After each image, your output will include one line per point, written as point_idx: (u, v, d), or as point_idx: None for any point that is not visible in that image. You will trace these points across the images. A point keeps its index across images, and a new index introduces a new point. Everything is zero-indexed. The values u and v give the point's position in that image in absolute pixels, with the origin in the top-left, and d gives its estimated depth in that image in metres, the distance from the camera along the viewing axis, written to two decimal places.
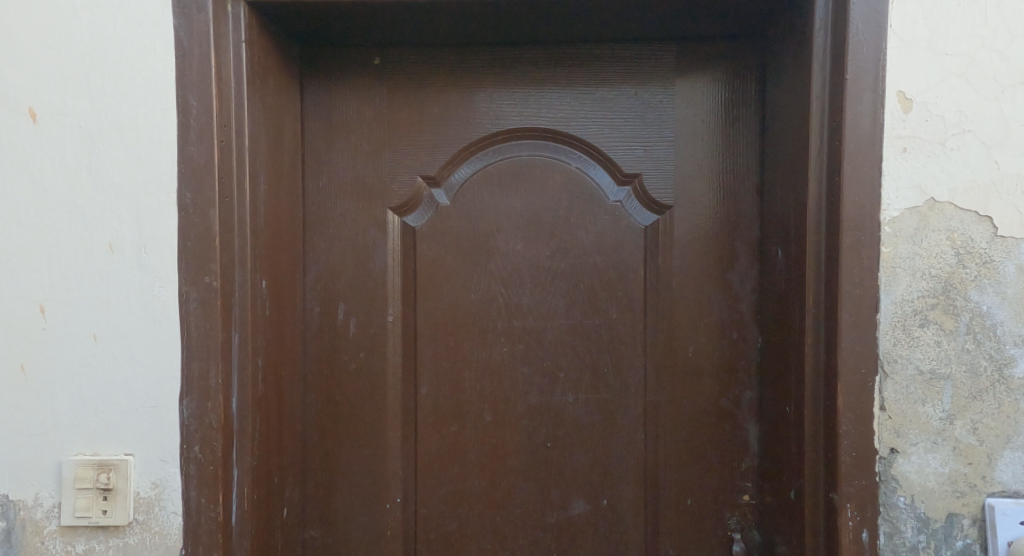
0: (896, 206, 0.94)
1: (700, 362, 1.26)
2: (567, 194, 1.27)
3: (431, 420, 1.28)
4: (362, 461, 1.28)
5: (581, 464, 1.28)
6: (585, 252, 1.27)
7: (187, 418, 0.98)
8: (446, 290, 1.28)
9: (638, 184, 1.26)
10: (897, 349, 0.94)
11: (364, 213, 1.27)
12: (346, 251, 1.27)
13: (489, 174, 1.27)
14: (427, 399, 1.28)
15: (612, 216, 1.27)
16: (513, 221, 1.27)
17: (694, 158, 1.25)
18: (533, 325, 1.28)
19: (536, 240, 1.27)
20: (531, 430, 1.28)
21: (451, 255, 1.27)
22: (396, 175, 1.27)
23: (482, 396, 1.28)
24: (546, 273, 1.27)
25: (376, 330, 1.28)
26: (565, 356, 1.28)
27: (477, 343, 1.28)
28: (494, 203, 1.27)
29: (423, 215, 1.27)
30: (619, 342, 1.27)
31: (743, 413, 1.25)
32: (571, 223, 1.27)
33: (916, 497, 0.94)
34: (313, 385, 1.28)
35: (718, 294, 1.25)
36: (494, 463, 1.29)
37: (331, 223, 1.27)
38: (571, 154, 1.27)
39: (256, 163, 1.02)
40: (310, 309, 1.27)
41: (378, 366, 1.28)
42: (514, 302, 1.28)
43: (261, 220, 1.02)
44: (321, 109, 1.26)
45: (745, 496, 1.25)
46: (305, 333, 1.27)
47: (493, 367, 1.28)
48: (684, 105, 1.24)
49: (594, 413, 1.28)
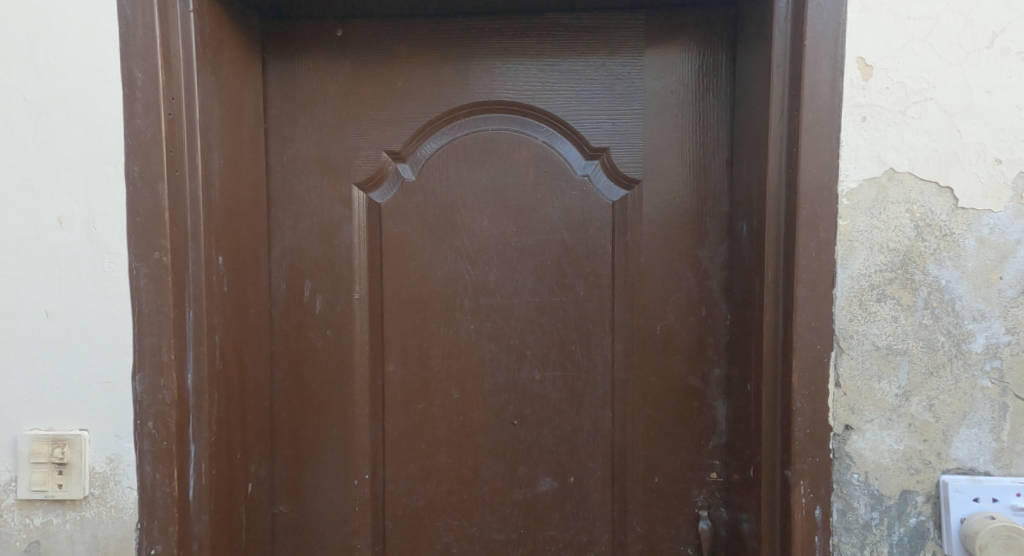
0: (855, 177, 0.92)
1: (669, 339, 1.25)
2: (534, 169, 1.25)
3: (398, 398, 1.29)
4: (330, 438, 1.29)
5: (548, 442, 1.28)
6: (553, 228, 1.26)
7: (141, 394, 0.98)
8: (412, 267, 1.27)
9: (606, 158, 1.24)
10: (853, 325, 0.92)
11: (330, 189, 1.26)
12: (311, 228, 1.26)
13: (455, 149, 1.26)
14: (395, 377, 1.28)
15: (580, 191, 1.25)
16: (479, 197, 1.26)
17: (662, 133, 1.22)
18: (500, 302, 1.27)
19: (503, 216, 1.26)
20: (499, 407, 1.28)
21: (417, 231, 1.27)
22: (360, 150, 1.25)
23: (449, 373, 1.28)
24: (512, 250, 1.26)
25: (343, 307, 1.27)
26: (532, 334, 1.27)
27: (443, 321, 1.28)
28: (460, 179, 1.26)
29: (389, 191, 1.27)
30: (586, 319, 1.27)
31: (712, 391, 1.24)
32: (538, 199, 1.26)
33: (870, 475, 0.93)
34: (281, 362, 1.27)
35: (687, 270, 1.24)
36: (462, 441, 1.29)
37: (297, 199, 1.26)
38: (539, 128, 1.25)
39: (207, 137, 1.01)
40: (277, 285, 1.27)
41: (345, 344, 1.28)
42: (481, 279, 1.27)
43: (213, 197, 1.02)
44: (283, 82, 1.24)
45: (712, 475, 1.25)
46: (272, 310, 1.27)
47: (459, 344, 1.28)
48: (652, 77, 1.22)
49: (562, 390, 1.28)
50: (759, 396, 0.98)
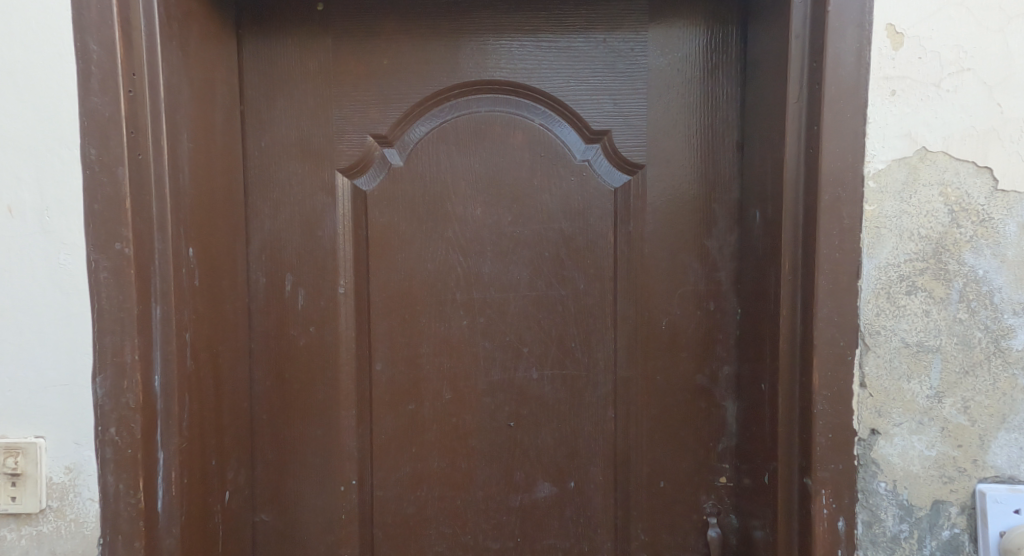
0: (882, 157, 0.84)
1: (676, 335, 1.17)
2: (529, 154, 1.17)
3: (387, 398, 1.21)
4: (315, 441, 1.21)
5: (546, 445, 1.21)
6: (550, 218, 1.18)
7: (102, 398, 0.90)
8: (400, 258, 1.19)
9: (607, 142, 1.16)
10: (880, 320, 0.84)
11: (312, 175, 1.17)
12: (292, 218, 1.18)
13: (446, 133, 1.17)
14: (383, 376, 1.21)
15: (579, 177, 1.17)
16: (472, 184, 1.18)
17: (667, 114, 1.14)
18: (493, 297, 1.19)
19: (497, 204, 1.18)
20: (494, 408, 1.21)
21: (405, 221, 1.19)
22: (344, 134, 1.17)
23: (440, 371, 1.21)
24: (507, 241, 1.18)
25: (326, 302, 1.19)
26: (529, 330, 1.19)
27: (434, 317, 1.20)
28: (451, 165, 1.18)
29: (376, 178, 1.18)
30: (586, 315, 1.19)
31: (720, 390, 1.17)
32: (535, 185, 1.17)
33: (899, 483, 0.85)
34: (261, 361, 1.19)
35: (694, 261, 1.16)
36: (454, 444, 1.21)
37: (276, 186, 1.17)
38: (535, 109, 1.17)
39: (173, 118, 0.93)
40: (255, 279, 1.18)
41: (329, 342, 1.20)
42: (475, 271, 1.19)
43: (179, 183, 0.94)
44: (260, 60, 1.15)
45: (722, 479, 1.18)
46: (251, 306, 1.19)
47: (451, 341, 1.20)
48: (657, 53, 1.13)
49: (560, 389, 1.20)
50: (774, 397, 0.90)
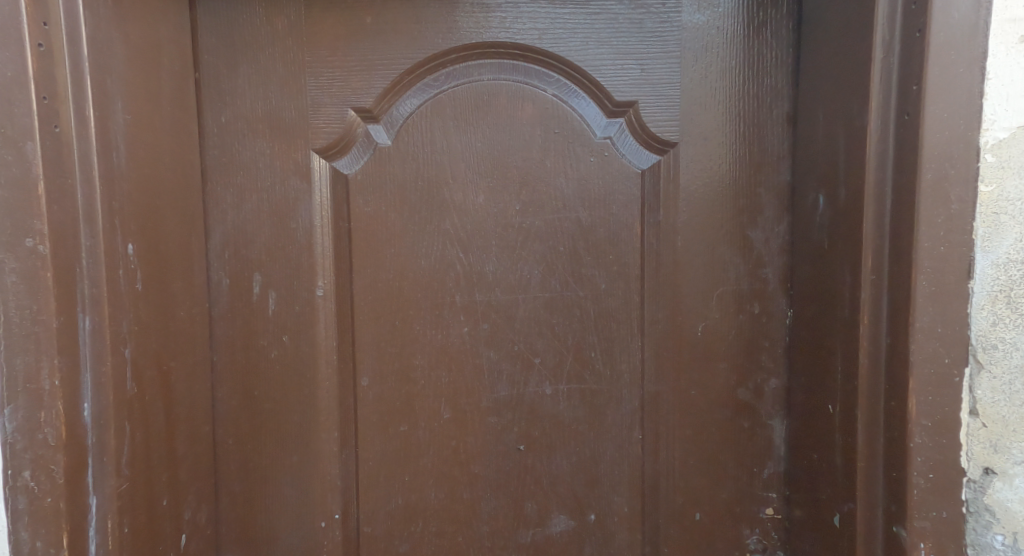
0: (1005, 123, 0.69)
1: (712, 345, 1.00)
2: (540, 130, 0.99)
3: (375, 418, 1.04)
4: (291, 470, 1.03)
5: (562, 472, 1.04)
6: (565, 206, 1.00)
7: (11, 435, 0.73)
8: (389, 254, 1.01)
9: (633, 115, 0.98)
10: (998, 331, 0.71)
11: (283, 157, 0.99)
12: (260, 207, 0.99)
13: (442, 106, 0.99)
14: (370, 393, 1.03)
15: (599, 157, 0.99)
16: (472, 166, 1.00)
17: (704, 82, 0.96)
18: (500, 299, 1.02)
19: (501, 191, 1.00)
20: (500, 429, 1.04)
21: (395, 211, 1.01)
22: (320, 108, 0.99)
23: (438, 387, 1.03)
24: (515, 234, 1.01)
25: (301, 307, 1.01)
26: (540, 338, 1.02)
27: (429, 323, 1.02)
28: (448, 144, 1.00)
29: (359, 160, 1.00)
30: (608, 320, 1.01)
31: (767, 407, 1.00)
32: (547, 168, 1.00)
33: (1019, 536, 0.72)
34: (225, 377, 1.01)
35: (735, 255, 0.98)
36: (454, 471, 1.04)
37: (240, 170, 0.99)
38: (547, 78, 0.99)
39: (105, 86, 0.78)
40: (217, 280, 1.00)
41: (306, 353, 1.02)
42: (476, 270, 1.01)
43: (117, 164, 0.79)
44: (220, 17, 0.97)
45: (769, 511, 1.01)
46: (213, 311, 1.01)
47: (449, 351, 1.03)
48: (693, 9, 0.95)
49: (578, 407, 1.03)
50: (851, 426, 0.76)
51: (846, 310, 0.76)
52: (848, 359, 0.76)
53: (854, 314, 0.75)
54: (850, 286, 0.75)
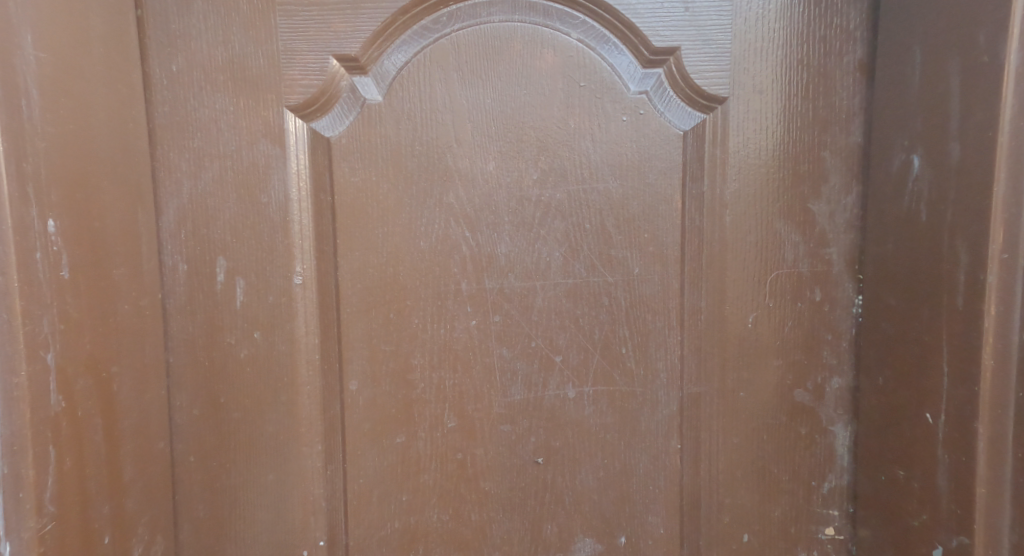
0: None
1: (764, 339, 0.84)
2: (562, 82, 0.83)
3: (366, 429, 0.88)
4: (267, 491, 0.87)
5: (587, 488, 0.88)
6: (592, 174, 0.84)
7: None
8: (382, 234, 0.85)
9: (674, 65, 0.82)
10: None
11: (250, 116, 0.81)
12: (224, 176, 0.82)
13: (444, 53, 0.82)
14: (360, 399, 0.87)
15: (633, 116, 0.83)
16: (480, 126, 0.83)
17: (761, 22, 0.80)
18: (514, 287, 0.86)
19: (515, 156, 0.84)
20: (515, 438, 0.88)
21: (388, 181, 0.84)
22: (295, 55, 0.81)
23: (441, 391, 0.87)
24: (532, 208, 0.84)
25: (277, 298, 0.84)
26: (562, 332, 0.86)
27: (429, 316, 0.86)
28: (451, 100, 0.83)
29: (344, 120, 0.83)
30: (642, 310, 0.85)
31: (828, 410, 0.85)
32: (570, 128, 0.83)
33: None
34: (184, 383, 0.85)
35: (793, 233, 0.83)
36: (460, 488, 0.89)
37: (197, 131, 0.81)
38: (570, 19, 0.82)
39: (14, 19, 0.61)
40: (172, 266, 0.83)
41: (283, 353, 0.85)
42: (486, 252, 0.85)
43: (35, 121, 0.63)
44: None
45: (829, 530, 0.86)
46: (167, 303, 0.83)
47: (454, 347, 0.87)
48: None
49: (607, 413, 0.87)
50: (968, 445, 0.66)
51: (956, 302, 0.66)
52: (963, 364, 0.66)
53: (972, 305, 0.65)
54: (966, 268, 0.65)
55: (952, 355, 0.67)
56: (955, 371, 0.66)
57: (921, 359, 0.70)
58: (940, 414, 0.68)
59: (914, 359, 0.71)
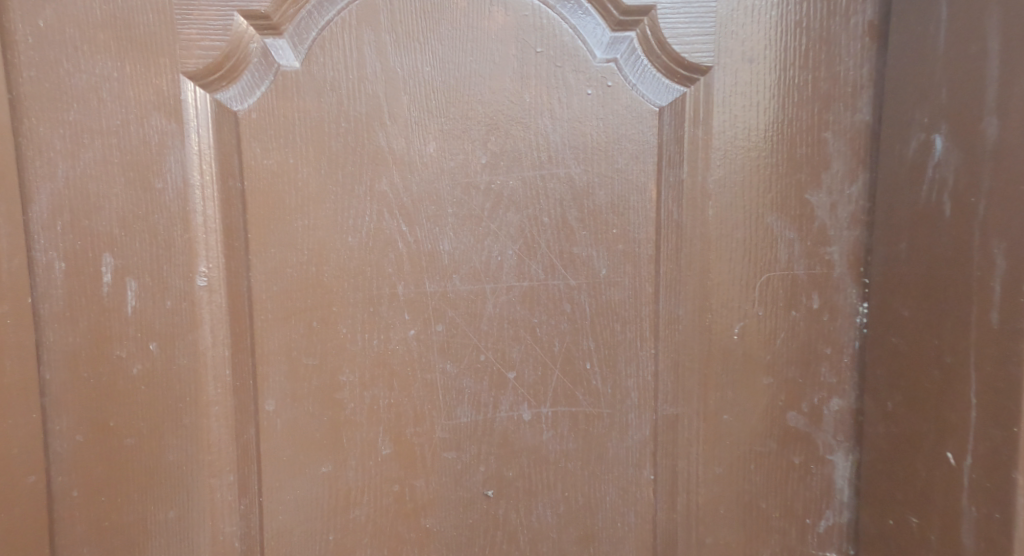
0: None
1: (753, 354, 0.72)
2: (516, 47, 0.69)
3: (286, 457, 0.74)
4: (166, 530, 0.74)
5: (545, 525, 0.76)
6: (551, 157, 0.71)
7: None
8: (302, 227, 0.71)
9: (650, 29, 0.68)
10: None
11: (138, 84, 0.68)
12: (108, 157, 0.68)
13: (374, 11, 0.69)
14: (278, 422, 0.74)
15: (600, 88, 0.70)
16: (418, 99, 0.70)
17: None
18: (459, 291, 0.73)
19: (460, 135, 0.71)
20: (461, 468, 0.75)
21: (308, 164, 0.70)
22: (193, 12, 0.68)
23: (374, 413, 0.74)
24: (480, 198, 0.71)
25: (177, 303, 0.71)
26: (516, 344, 0.73)
27: (359, 325, 0.73)
28: (384, 67, 0.69)
29: (254, 91, 0.69)
30: (610, 319, 0.73)
31: (826, 437, 0.73)
32: (525, 102, 0.70)
33: None
34: (64, 403, 0.71)
35: (789, 229, 0.70)
36: (397, 526, 0.76)
37: (73, 102, 0.68)
38: None
39: None
40: (45, 264, 0.69)
41: (184, 368, 0.72)
42: (426, 249, 0.72)
43: None
44: None
45: None
46: (40, 308, 0.70)
47: (389, 362, 0.74)
48: None
49: (568, 438, 0.74)
50: (1004, 495, 0.55)
51: (990, 319, 0.56)
52: (998, 397, 0.55)
53: (1012, 324, 0.54)
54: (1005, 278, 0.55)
55: (984, 385, 0.56)
56: (988, 406, 0.56)
57: (945, 388, 0.60)
58: (967, 457, 0.58)
59: (936, 387, 0.61)
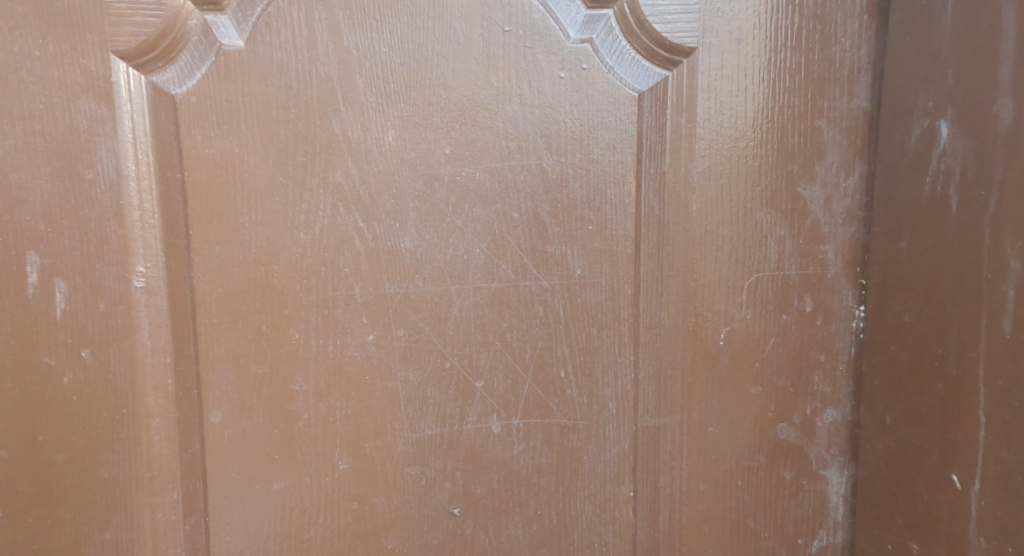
0: None
1: (741, 362, 0.66)
2: (481, 25, 0.63)
3: (234, 473, 0.68)
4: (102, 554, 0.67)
5: (517, 545, 0.70)
6: (521, 146, 0.65)
7: None
8: (248, 223, 0.65)
9: (628, 5, 0.62)
10: None
11: (62, 64, 0.61)
12: (30, 144, 0.62)
13: None
14: (225, 436, 0.68)
15: (574, 71, 0.64)
16: (375, 82, 0.64)
17: None
18: (422, 293, 0.67)
19: (422, 121, 0.65)
20: (425, 484, 0.69)
21: (256, 154, 0.64)
22: None
23: (330, 425, 0.68)
24: (444, 191, 0.65)
25: (111, 305, 0.65)
26: (484, 351, 0.67)
27: (313, 329, 0.67)
28: (337, 46, 0.63)
29: (194, 73, 0.63)
30: (586, 323, 0.67)
31: (819, 450, 0.67)
32: (492, 86, 0.64)
33: None
34: None
35: (779, 226, 0.64)
36: (356, 547, 0.70)
37: None
38: None
39: None
40: None
41: (120, 377, 0.65)
42: (386, 247, 0.66)
43: None
44: None
45: None
46: None
47: (346, 369, 0.68)
48: None
49: (541, 452, 0.69)
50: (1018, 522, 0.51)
51: (1001, 330, 0.52)
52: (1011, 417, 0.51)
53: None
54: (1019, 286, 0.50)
55: (994, 403, 0.52)
56: (998, 426, 0.52)
57: (950, 404, 0.55)
58: (974, 482, 0.54)
59: (940, 404, 0.56)
